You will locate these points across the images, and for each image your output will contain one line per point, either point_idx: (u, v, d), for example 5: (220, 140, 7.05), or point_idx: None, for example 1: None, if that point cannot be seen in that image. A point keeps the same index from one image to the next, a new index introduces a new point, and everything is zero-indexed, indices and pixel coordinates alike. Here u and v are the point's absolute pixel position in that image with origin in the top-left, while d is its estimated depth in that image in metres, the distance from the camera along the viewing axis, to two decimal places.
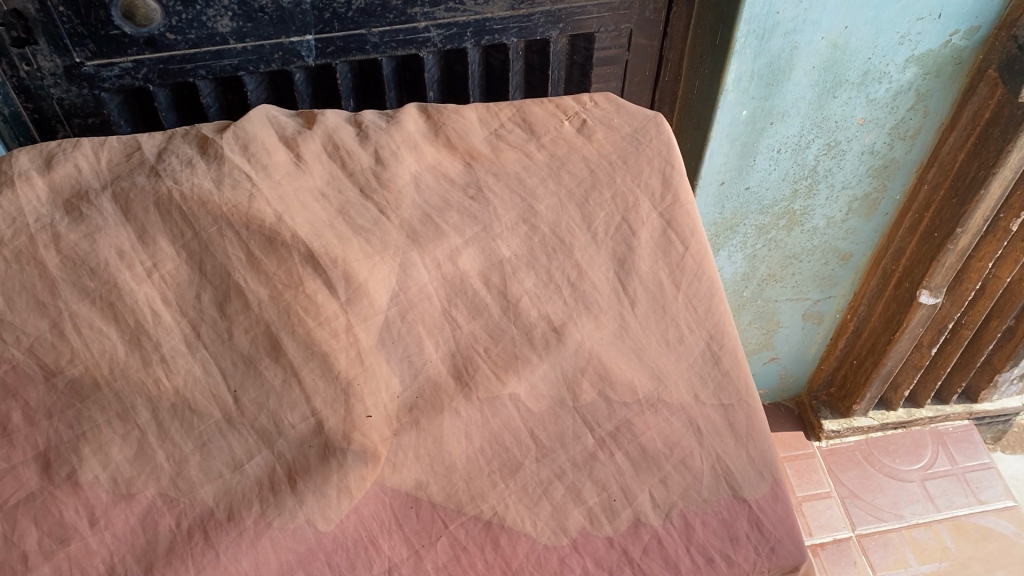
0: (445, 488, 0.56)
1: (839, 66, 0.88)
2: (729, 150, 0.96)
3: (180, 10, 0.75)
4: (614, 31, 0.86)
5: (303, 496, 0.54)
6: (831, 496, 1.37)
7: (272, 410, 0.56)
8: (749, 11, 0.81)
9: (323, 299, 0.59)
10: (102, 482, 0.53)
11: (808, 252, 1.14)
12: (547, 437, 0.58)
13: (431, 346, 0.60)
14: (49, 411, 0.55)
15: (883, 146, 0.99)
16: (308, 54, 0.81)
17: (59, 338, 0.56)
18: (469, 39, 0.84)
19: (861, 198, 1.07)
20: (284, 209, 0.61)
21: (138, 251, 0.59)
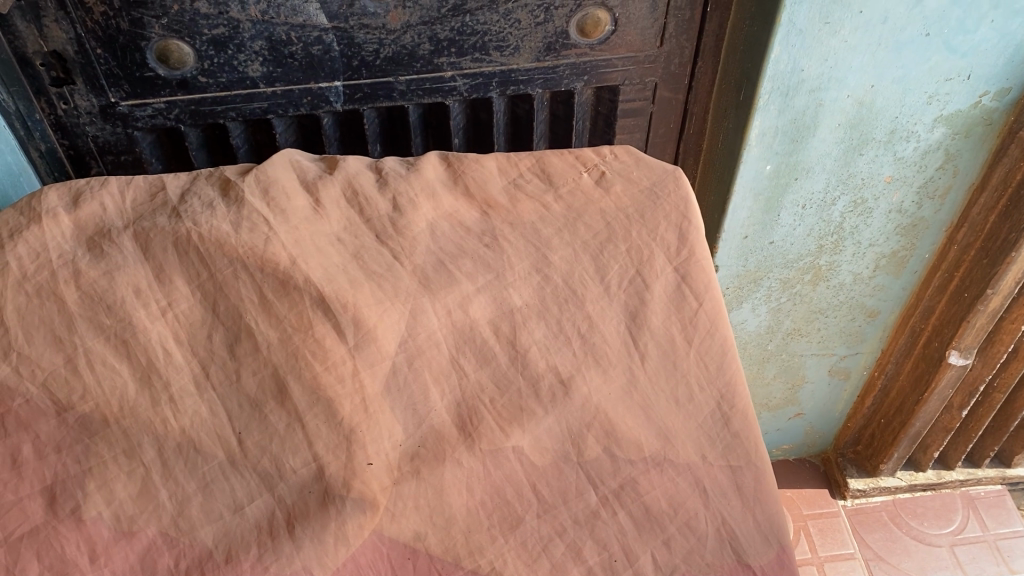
0: (443, 540, 0.56)
1: (865, 124, 0.87)
2: (753, 204, 0.95)
3: (212, 55, 0.77)
4: (640, 84, 0.87)
5: (301, 541, 0.54)
6: (855, 558, 1.33)
7: (275, 453, 0.57)
8: (774, 67, 0.81)
9: (332, 344, 0.59)
10: (105, 519, 0.54)
11: (834, 309, 1.12)
12: (549, 492, 0.58)
13: (437, 394, 0.60)
14: (58, 445, 0.56)
15: (911, 205, 0.98)
16: (336, 100, 0.83)
17: (72, 373, 0.57)
18: (494, 89, 0.85)
19: (888, 256, 1.05)
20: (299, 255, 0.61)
21: (154, 290, 0.60)
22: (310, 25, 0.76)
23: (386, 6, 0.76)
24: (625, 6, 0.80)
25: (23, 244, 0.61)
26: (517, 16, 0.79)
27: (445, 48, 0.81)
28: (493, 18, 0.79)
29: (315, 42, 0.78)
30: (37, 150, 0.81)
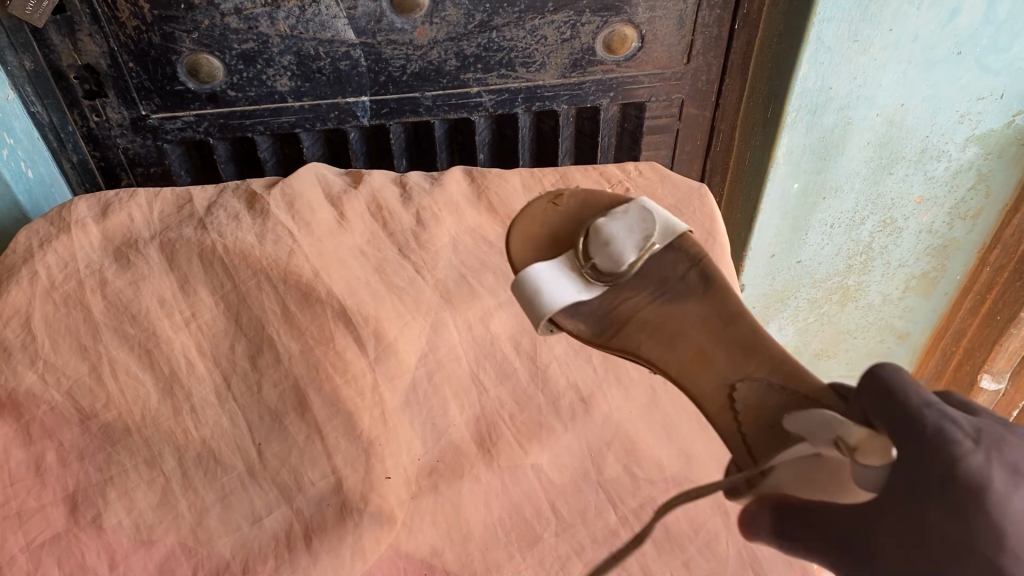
0: (460, 556, 0.55)
1: (894, 142, 0.86)
2: (779, 224, 0.94)
3: (242, 69, 0.78)
4: (666, 101, 0.87)
5: (318, 554, 0.54)
6: None
7: (294, 466, 0.57)
8: (802, 85, 0.80)
9: (352, 356, 0.60)
10: (124, 527, 0.54)
11: (863, 330, 1.10)
12: (568, 510, 0.57)
13: (457, 409, 0.61)
14: (81, 453, 0.57)
15: (942, 225, 0.96)
16: (363, 114, 0.83)
17: (96, 381, 0.58)
18: (520, 105, 0.85)
19: (918, 276, 1.03)
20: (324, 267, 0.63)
21: (178, 300, 0.62)
22: (338, 40, 0.77)
23: (414, 21, 0.77)
24: (652, 22, 0.80)
25: (52, 253, 0.63)
26: (544, 33, 0.79)
27: (472, 63, 0.81)
28: (520, 35, 0.79)
29: (343, 58, 0.78)
30: (70, 161, 0.83)
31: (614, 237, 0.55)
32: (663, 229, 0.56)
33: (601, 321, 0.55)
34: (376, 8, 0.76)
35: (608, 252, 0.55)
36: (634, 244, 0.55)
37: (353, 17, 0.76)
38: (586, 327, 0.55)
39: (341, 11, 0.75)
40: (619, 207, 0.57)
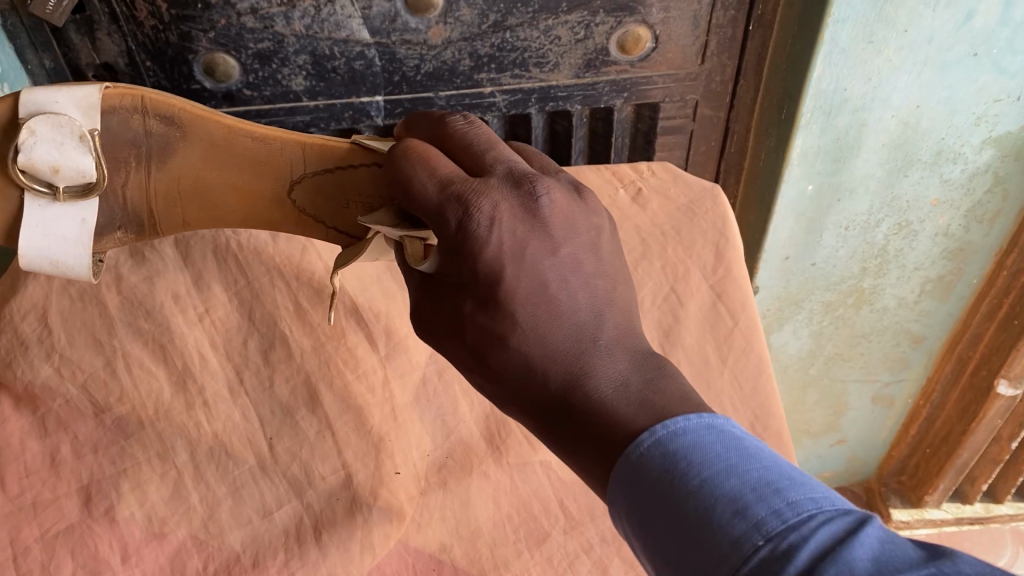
0: (468, 552, 0.58)
1: (910, 144, 0.85)
2: (794, 225, 0.93)
3: (257, 68, 0.78)
4: (680, 102, 0.87)
5: (327, 549, 0.57)
6: None
7: (305, 460, 0.60)
8: (817, 86, 0.79)
9: (363, 352, 0.64)
10: (137, 520, 0.56)
11: (877, 334, 1.08)
12: (577, 508, 0.61)
13: (467, 406, 0.65)
14: (95, 446, 0.58)
15: (958, 228, 0.95)
16: (377, 114, 0.84)
17: (110, 375, 0.60)
18: (533, 105, 0.85)
19: (935, 280, 1.01)
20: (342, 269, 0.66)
21: (192, 296, 0.64)
22: (353, 40, 0.78)
23: (428, 21, 0.77)
24: (666, 23, 0.80)
25: None
26: (558, 33, 0.80)
27: (485, 63, 0.81)
28: (534, 35, 0.79)
29: (357, 57, 0.79)
30: None
31: (62, 166, 0.57)
32: (86, 113, 0.56)
33: (134, 222, 0.61)
34: (390, 8, 0.76)
35: (74, 176, 0.57)
36: (85, 155, 0.57)
37: (368, 16, 0.76)
38: (126, 234, 0.61)
39: (356, 10, 0.76)
40: (26, 128, 0.55)
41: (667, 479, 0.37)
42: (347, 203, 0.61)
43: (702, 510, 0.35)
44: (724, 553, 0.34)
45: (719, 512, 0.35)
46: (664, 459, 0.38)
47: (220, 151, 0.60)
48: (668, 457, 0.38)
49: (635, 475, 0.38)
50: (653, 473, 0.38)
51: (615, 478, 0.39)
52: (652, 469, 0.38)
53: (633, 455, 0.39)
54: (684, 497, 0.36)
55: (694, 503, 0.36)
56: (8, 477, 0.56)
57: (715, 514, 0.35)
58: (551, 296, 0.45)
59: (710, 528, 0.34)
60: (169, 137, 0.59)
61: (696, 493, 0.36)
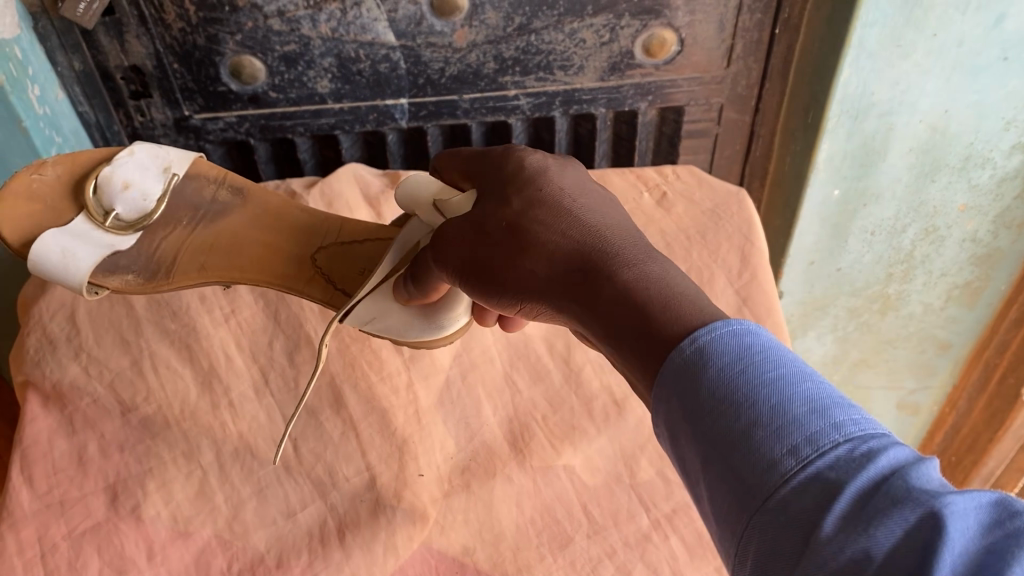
0: (491, 556, 0.58)
1: (938, 150, 0.83)
2: (819, 229, 0.92)
3: (283, 71, 0.79)
4: (705, 105, 0.86)
5: (350, 550, 0.57)
6: None
7: (329, 461, 0.60)
8: (843, 90, 0.78)
9: (387, 355, 0.65)
10: (162, 518, 0.56)
11: (904, 340, 1.06)
12: (599, 514, 0.60)
13: (490, 409, 0.65)
14: (121, 445, 0.59)
15: (987, 234, 0.92)
16: (401, 117, 0.84)
17: (137, 375, 0.61)
18: (557, 108, 0.85)
19: (962, 286, 0.99)
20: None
21: (218, 297, 0.65)
22: (378, 43, 0.78)
23: (453, 24, 0.78)
24: (692, 26, 0.80)
25: None
26: (583, 36, 0.79)
27: (510, 66, 0.81)
28: (559, 38, 0.79)
29: (383, 60, 0.79)
30: None
31: (128, 182, 0.62)
32: (177, 159, 0.66)
33: (150, 269, 0.63)
34: (415, 11, 0.76)
35: (130, 197, 0.63)
36: (154, 181, 0.64)
37: (394, 19, 0.77)
38: (132, 278, 0.62)
39: (382, 13, 0.76)
40: (127, 148, 0.64)
41: (735, 370, 0.34)
42: (363, 269, 0.63)
43: (773, 408, 0.32)
44: (796, 444, 0.31)
45: (796, 404, 0.32)
46: (736, 349, 0.35)
47: (270, 216, 0.66)
48: (741, 348, 0.35)
49: (694, 363, 0.35)
50: (720, 363, 0.34)
51: (664, 366, 0.36)
52: (718, 359, 0.34)
53: (694, 344, 0.35)
54: (752, 393, 0.33)
55: (768, 394, 0.33)
56: (36, 474, 0.57)
57: (794, 407, 0.32)
58: (591, 198, 0.48)
59: (784, 420, 0.32)
60: (225, 205, 0.66)
61: (771, 384, 0.33)
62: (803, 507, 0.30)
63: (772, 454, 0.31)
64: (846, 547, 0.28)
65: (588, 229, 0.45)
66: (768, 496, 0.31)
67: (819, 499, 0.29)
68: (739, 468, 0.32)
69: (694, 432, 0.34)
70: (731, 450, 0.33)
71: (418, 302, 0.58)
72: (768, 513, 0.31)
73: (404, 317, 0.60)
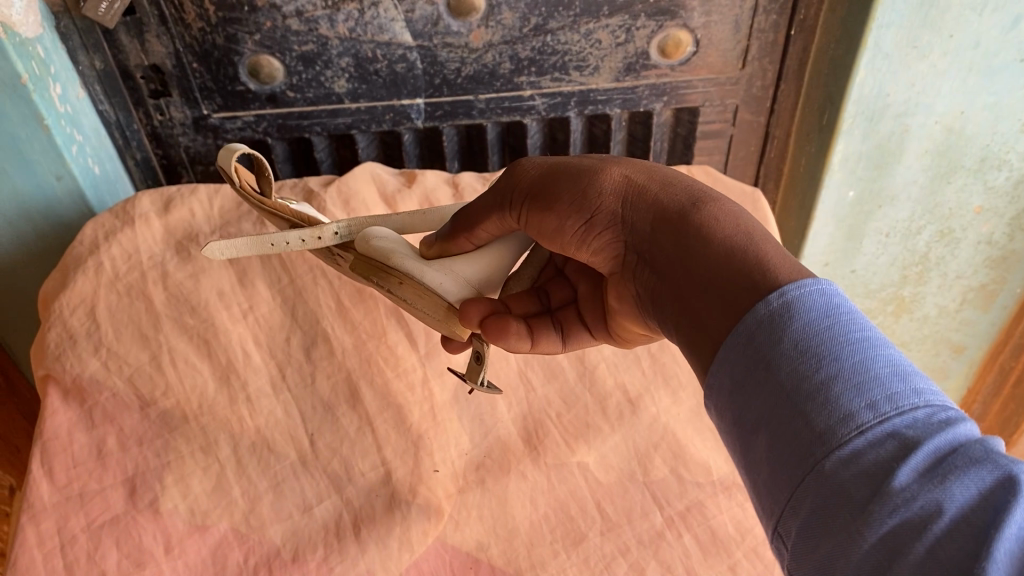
0: (505, 551, 0.59)
1: (953, 151, 0.83)
2: (834, 231, 0.92)
3: (301, 70, 0.79)
4: (720, 106, 0.87)
5: (366, 544, 0.57)
6: None
7: (344, 457, 0.61)
8: (859, 91, 0.78)
9: (403, 352, 0.65)
10: (180, 512, 0.57)
11: (918, 343, 1.06)
12: (614, 511, 0.61)
13: (505, 407, 0.65)
14: (140, 438, 0.59)
15: (1002, 236, 0.92)
16: (417, 116, 0.84)
17: (156, 370, 0.61)
18: (572, 108, 0.86)
19: (976, 288, 0.99)
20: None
21: (236, 293, 0.65)
22: (395, 43, 0.79)
23: (470, 25, 0.78)
24: (707, 27, 0.80)
25: (117, 246, 0.65)
26: (598, 36, 0.80)
27: (525, 67, 0.82)
28: (574, 38, 0.80)
29: (399, 60, 0.80)
30: (133, 158, 0.86)
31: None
32: None
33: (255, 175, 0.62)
34: (432, 11, 0.77)
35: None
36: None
37: (411, 19, 0.77)
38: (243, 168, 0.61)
39: (399, 14, 0.77)
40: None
41: (821, 326, 0.33)
42: None
43: (860, 362, 0.32)
44: (875, 399, 0.31)
45: (881, 366, 0.32)
46: (824, 307, 0.34)
47: None
48: (829, 308, 0.34)
49: (779, 316, 0.34)
50: (808, 315, 0.34)
51: (749, 313, 0.35)
52: (806, 313, 0.34)
53: (782, 297, 0.35)
54: (843, 344, 0.32)
55: (853, 351, 0.32)
56: (55, 467, 0.57)
57: (878, 367, 0.32)
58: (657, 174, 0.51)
59: (867, 379, 0.31)
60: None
61: (857, 342, 0.32)
62: (878, 458, 0.29)
63: (848, 408, 0.31)
64: (918, 498, 0.27)
65: (671, 173, 0.46)
66: (840, 446, 0.30)
67: (895, 455, 0.29)
68: (812, 417, 0.31)
69: (767, 384, 0.34)
70: (805, 399, 0.32)
71: (438, 250, 0.56)
72: (836, 466, 0.30)
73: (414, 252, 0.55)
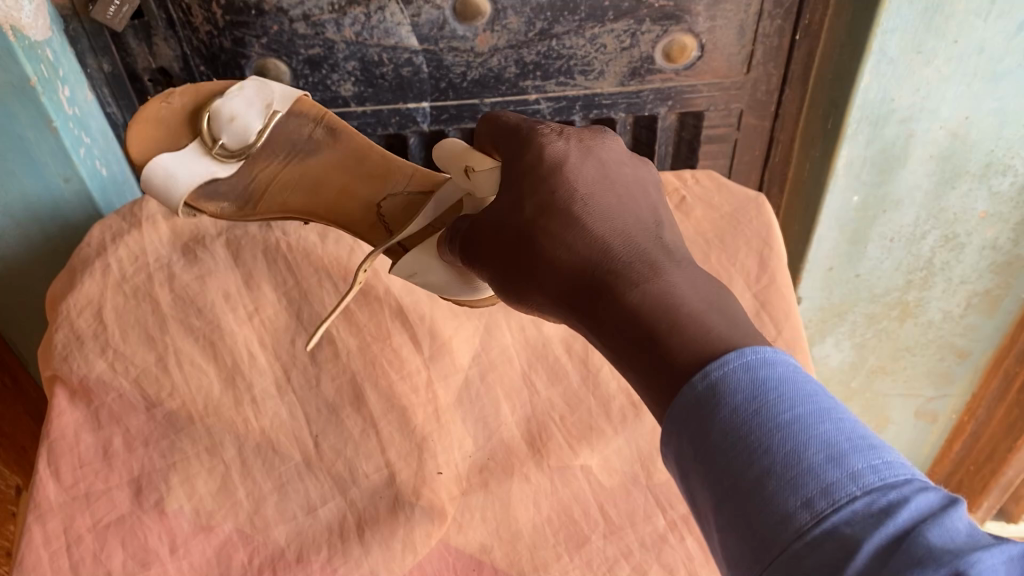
0: (508, 554, 0.59)
1: (958, 157, 0.83)
2: (838, 236, 0.92)
3: (307, 74, 0.80)
4: (724, 110, 0.87)
5: (369, 546, 0.58)
6: None
7: (349, 458, 0.61)
8: (863, 96, 0.79)
9: (408, 353, 0.65)
10: (185, 513, 0.57)
11: (922, 348, 1.06)
12: (616, 513, 0.61)
13: (508, 409, 0.65)
14: (146, 439, 0.60)
15: (1007, 242, 0.92)
16: (423, 120, 0.85)
17: (162, 371, 0.62)
18: (577, 112, 0.86)
19: (981, 293, 0.98)
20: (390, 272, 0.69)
21: (242, 295, 0.66)
22: (401, 47, 0.79)
23: (475, 29, 0.78)
24: (712, 32, 0.80)
25: (124, 247, 0.67)
26: (603, 41, 0.80)
27: (531, 71, 0.82)
28: (580, 43, 0.80)
29: (405, 64, 0.80)
30: None
31: (235, 115, 0.66)
32: (281, 98, 0.69)
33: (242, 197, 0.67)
34: (439, 16, 0.77)
35: (233, 129, 0.66)
36: (256, 116, 0.67)
37: (417, 24, 0.78)
38: (227, 208, 0.67)
39: (405, 18, 0.77)
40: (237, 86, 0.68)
41: (748, 413, 0.36)
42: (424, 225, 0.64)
43: (789, 452, 0.35)
44: (810, 497, 0.33)
45: (812, 452, 0.34)
46: (750, 389, 0.37)
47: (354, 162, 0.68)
48: (753, 388, 0.37)
49: (707, 401, 0.37)
50: (731, 400, 0.37)
51: (679, 399, 0.38)
52: (730, 397, 0.37)
53: (707, 381, 0.38)
54: (772, 432, 0.35)
55: (783, 440, 0.35)
56: (62, 467, 0.58)
57: (810, 455, 0.34)
58: (609, 197, 0.50)
59: (799, 470, 0.34)
60: (319, 145, 0.69)
61: (786, 431, 0.35)
62: (820, 560, 0.32)
63: (787, 506, 0.34)
64: None
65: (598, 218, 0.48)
66: (785, 548, 0.33)
67: (835, 560, 0.31)
68: (757, 515, 0.34)
69: (707, 473, 0.37)
70: (748, 495, 0.35)
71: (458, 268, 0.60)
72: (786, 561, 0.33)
73: (445, 275, 0.61)
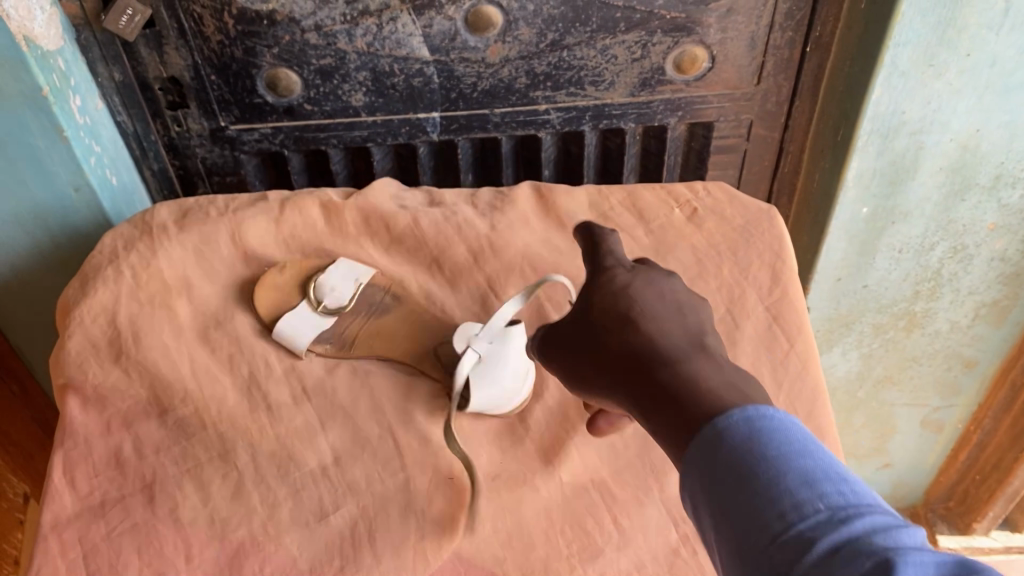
0: (521, 565, 0.58)
1: (968, 169, 0.83)
2: (847, 246, 0.92)
3: (318, 83, 0.80)
4: (734, 121, 0.87)
5: (382, 554, 0.57)
6: None
7: (365, 465, 0.60)
8: (874, 109, 0.78)
9: None
10: (199, 519, 0.57)
11: (928, 358, 1.06)
12: (629, 523, 0.61)
13: (523, 422, 0.66)
14: (158, 446, 0.60)
15: (1016, 254, 0.92)
16: (433, 130, 0.85)
17: (176, 378, 0.63)
18: (587, 123, 0.86)
19: (989, 304, 0.98)
20: (405, 282, 0.70)
21: (256, 304, 0.67)
22: (413, 57, 0.79)
23: (487, 40, 0.78)
24: (723, 43, 0.80)
25: (138, 254, 0.68)
26: (614, 52, 0.80)
27: (541, 82, 0.82)
28: (591, 54, 0.80)
29: (416, 74, 0.80)
30: (150, 168, 0.86)
31: (335, 284, 0.67)
32: None
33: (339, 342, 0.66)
34: (450, 27, 0.77)
35: (334, 297, 0.67)
36: (351, 287, 0.67)
37: (429, 34, 0.78)
38: (330, 347, 0.66)
39: (417, 29, 0.77)
40: None
41: (742, 451, 0.38)
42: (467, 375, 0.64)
43: (772, 477, 0.37)
44: (785, 510, 0.36)
45: (792, 479, 0.37)
46: (748, 429, 0.39)
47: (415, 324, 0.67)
48: (751, 432, 0.39)
49: (711, 441, 0.40)
50: (731, 441, 0.39)
51: (692, 437, 0.41)
52: (730, 437, 0.39)
53: (714, 426, 0.40)
54: (759, 462, 0.38)
55: (771, 467, 0.37)
56: (76, 476, 0.58)
57: (788, 479, 0.37)
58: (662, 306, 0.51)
59: (778, 490, 0.36)
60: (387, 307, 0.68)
61: (774, 460, 0.37)
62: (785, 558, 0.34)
63: (766, 518, 0.36)
64: None
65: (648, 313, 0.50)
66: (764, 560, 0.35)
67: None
68: (741, 533, 0.37)
69: (706, 505, 0.39)
70: (737, 521, 0.37)
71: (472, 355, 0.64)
72: (766, 558, 0.35)
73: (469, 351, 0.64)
